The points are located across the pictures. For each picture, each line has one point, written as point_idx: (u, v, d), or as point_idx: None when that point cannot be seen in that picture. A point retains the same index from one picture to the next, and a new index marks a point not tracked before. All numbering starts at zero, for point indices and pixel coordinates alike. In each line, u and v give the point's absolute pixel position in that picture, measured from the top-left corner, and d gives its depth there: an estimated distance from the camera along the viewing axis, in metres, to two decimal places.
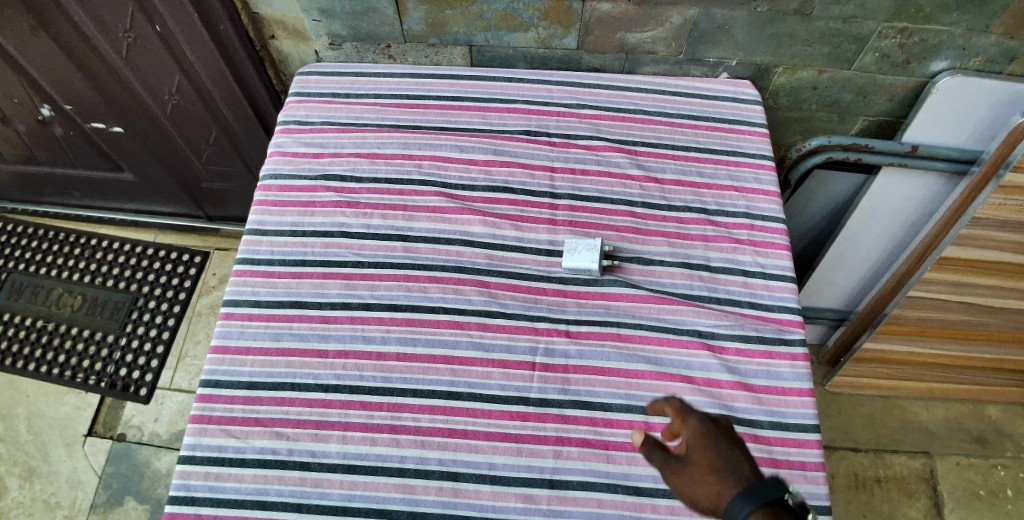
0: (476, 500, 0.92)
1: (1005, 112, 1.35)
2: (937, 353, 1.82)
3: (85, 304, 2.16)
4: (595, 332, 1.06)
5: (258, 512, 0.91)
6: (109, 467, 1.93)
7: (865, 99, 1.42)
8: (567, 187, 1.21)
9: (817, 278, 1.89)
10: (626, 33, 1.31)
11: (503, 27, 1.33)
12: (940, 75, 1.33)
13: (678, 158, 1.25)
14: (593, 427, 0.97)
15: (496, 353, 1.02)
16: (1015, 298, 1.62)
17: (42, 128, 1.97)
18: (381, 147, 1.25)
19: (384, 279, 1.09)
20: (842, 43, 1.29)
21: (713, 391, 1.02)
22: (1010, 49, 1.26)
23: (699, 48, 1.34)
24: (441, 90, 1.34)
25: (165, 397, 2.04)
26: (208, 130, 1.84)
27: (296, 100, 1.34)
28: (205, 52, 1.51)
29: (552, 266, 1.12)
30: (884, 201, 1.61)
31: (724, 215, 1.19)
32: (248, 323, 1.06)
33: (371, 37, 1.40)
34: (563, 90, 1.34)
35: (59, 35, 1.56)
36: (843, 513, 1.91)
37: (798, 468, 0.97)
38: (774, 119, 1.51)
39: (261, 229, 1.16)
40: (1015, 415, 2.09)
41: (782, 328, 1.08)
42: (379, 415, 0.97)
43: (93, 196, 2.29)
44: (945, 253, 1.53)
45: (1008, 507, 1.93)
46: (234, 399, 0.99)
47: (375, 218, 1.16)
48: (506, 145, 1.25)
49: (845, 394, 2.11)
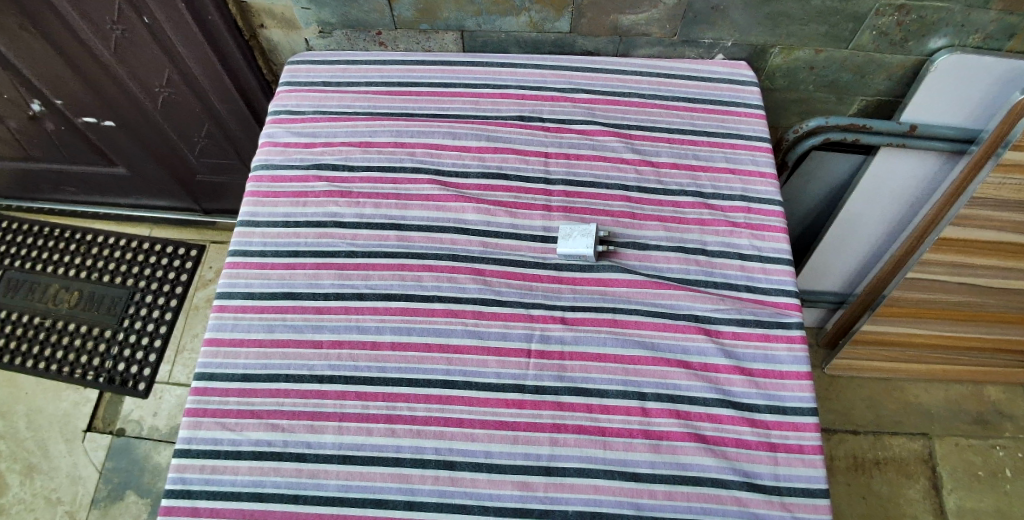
0: (473, 489, 0.91)
1: (1005, 89, 1.33)
2: (936, 335, 1.82)
3: (81, 299, 2.16)
4: (591, 318, 1.05)
5: (254, 504, 0.90)
6: (109, 462, 1.93)
7: (863, 78, 1.41)
8: (561, 173, 1.19)
9: (815, 260, 1.88)
10: (619, 15, 1.29)
11: (494, 11, 1.31)
12: (938, 53, 1.31)
13: (674, 141, 1.24)
14: (589, 414, 0.97)
15: (492, 341, 1.02)
16: (1015, 279, 1.61)
17: (33, 124, 1.95)
18: (373, 135, 1.23)
19: (378, 268, 1.08)
20: (839, 21, 1.26)
21: (710, 376, 1.01)
22: (1010, 25, 1.24)
23: (694, 30, 1.32)
24: (433, 76, 1.32)
25: (163, 391, 2.04)
26: (201, 122, 1.82)
27: (286, 89, 1.33)
28: (193, 42, 1.49)
29: (547, 252, 1.11)
30: (883, 182, 1.60)
31: (721, 198, 1.18)
32: (241, 314, 1.05)
33: (361, 24, 1.38)
34: (557, 74, 1.32)
35: (46, 28, 1.53)
36: (842, 495, 1.92)
37: (796, 451, 0.96)
38: (770, 100, 1.50)
39: (253, 220, 1.15)
40: (1014, 396, 2.09)
41: (779, 311, 1.07)
42: (375, 405, 0.97)
43: (86, 191, 2.28)
44: (944, 234, 1.51)
45: (1008, 487, 1.94)
46: (229, 391, 0.98)
47: (368, 207, 1.14)
48: (499, 131, 1.23)
49: (844, 377, 2.11)
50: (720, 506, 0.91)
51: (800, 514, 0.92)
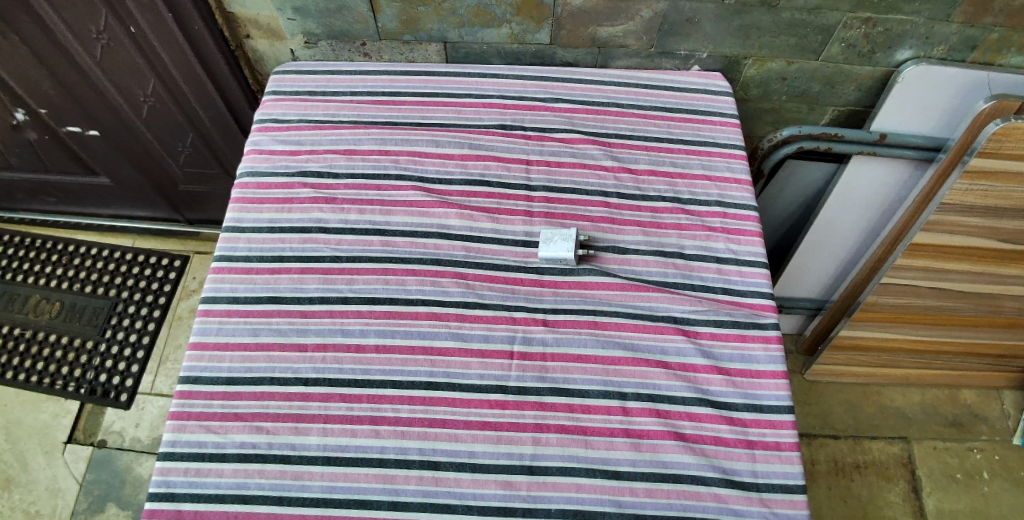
0: (456, 488, 0.92)
1: (969, 99, 1.38)
2: (912, 339, 1.86)
3: (63, 310, 2.14)
4: (572, 320, 1.07)
5: (239, 506, 0.91)
6: (90, 474, 1.91)
7: (833, 89, 1.46)
8: (542, 179, 1.22)
9: (793, 266, 1.93)
10: (597, 26, 1.33)
11: (475, 23, 1.34)
12: (905, 64, 1.36)
13: (651, 149, 1.27)
14: (571, 414, 0.98)
15: (474, 343, 1.03)
16: (986, 283, 1.65)
17: (15, 133, 1.94)
18: (358, 143, 1.25)
19: (362, 272, 1.10)
20: (808, 33, 1.32)
21: (688, 375, 1.03)
22: (971, 37, 1.30)
23: (669, 41, 1.36)
24: (416, 86, 1.35)
25: (146, 402, 2.02)
26: (184, 131, 1.83)
27: (272, 98, 1.35)
28: (178, 51, 1.51)
29: (528, 257, 1.13)
30: (856, 189, 1.64)
31: (698, 203, 1.21)
32: (226, 319, 1.06)
33: (345, 35, 1.41)
34: (538, 84, 1.35)
35: (31, 38, 1.54)
36: (822, 498, 1.94)
37: (773, 448, 0.98)
38: (745, 109, 1.55)
39: (238, 226, 1.16)
40: (989, 399, 2.14)
41: (755, 312, 1.10)
42: (359, 407, 0.98)
43: (69, 202, 2.27)
44: (916, 239, 1.56)
45: (985, 488, 1.98)
46: (214, 395, 0.99)
47: (352, 213, 1.16)
48: (481, 139, 1.26)
49: (824, 382, 2.15)
50: (700, 502, 0.93)
51: (777, 509, 0.94)
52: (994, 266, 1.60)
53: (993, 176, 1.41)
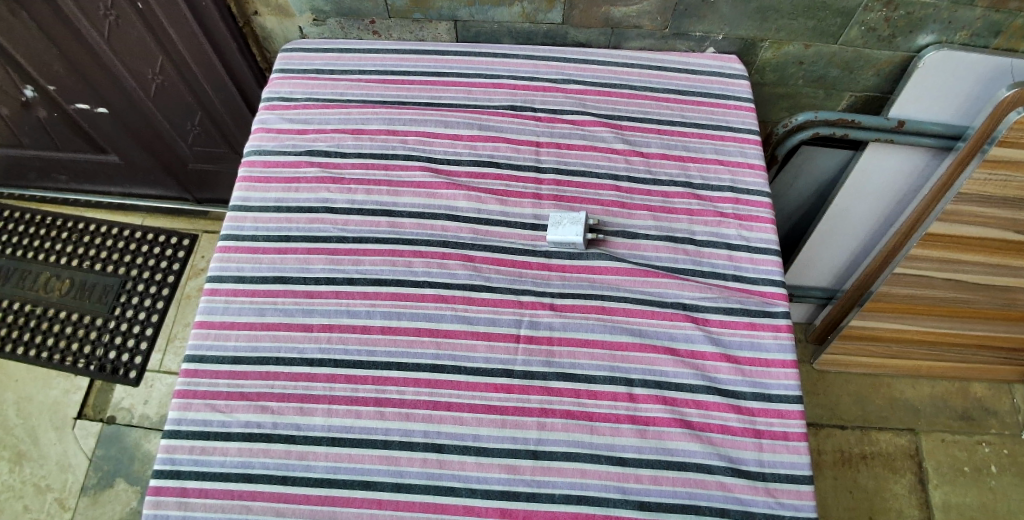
0: (460, 471, 0.92)
1: (991, 86, 1.35)
2: (924, 330, 1.84)
3: (72, 288, 2.15)
4: (580, 305, 1.06)
5: (242, 485, 0.91)
6: (99, 450, 1.93)
7: (852, 74, 1.43)
8: (552, 161, 1.20)
9: (804, 255, 1.90)
10: (611, 6, 1.30)
11: (486, 2, 1.32)
12: (926, 49, 1.33)
13: (664, 132, 1.25)
14: (577, 399, 0.98)
15: (481, 326, 1.03)
16: (1002, 275, 1.62)
17: (25, 110, 1.95)
18: (366, 123, 1.24)
19: (368, 254, 1.09)
20: (826, 16, 1.28)
21: (696, 363, 1.02)
22: (995, 22, 1.26)
23: (684, 23, 1.34)
24: (425, 66, 1.33)
25: (155, 379, 2.04)
26: (192, 109, 1.83)
27: (279, 76, 1.33)
28: (186, 28, 1.51)
29: (536, 240, 1.12)
30: (872, 177, 1.61)
31: (710, 189, 1.19)
32: (232, 298, 1.06)
33: (354, 13, 1.39)
34: (550, 65, 1.33)
35: (39, 13, 1.53)
36: (828, 488, 1.94)
37: (781, 438, 0.97)
38: (760, 94, 1.52)
39: (245, 205, 1.15)
40: (1000, 393, 2.11)
41: (766, 300, 1.08)
42: (364, 388, 0.97)
43: (79, 179, 2.28)
44: (931, 229, 1.53)
45: (992, 482, 1.96)
46: (218, 374, 0.99)
47: (359, 194, 1.15)
48: (491, 120, 1.24)
49: (832, 372, 2.13)
50: (705, 491, 0.92)
51: (784, 499, 0.93)
52: (1010, 258, 1.57)
53: (1013, 166, 1.38)
